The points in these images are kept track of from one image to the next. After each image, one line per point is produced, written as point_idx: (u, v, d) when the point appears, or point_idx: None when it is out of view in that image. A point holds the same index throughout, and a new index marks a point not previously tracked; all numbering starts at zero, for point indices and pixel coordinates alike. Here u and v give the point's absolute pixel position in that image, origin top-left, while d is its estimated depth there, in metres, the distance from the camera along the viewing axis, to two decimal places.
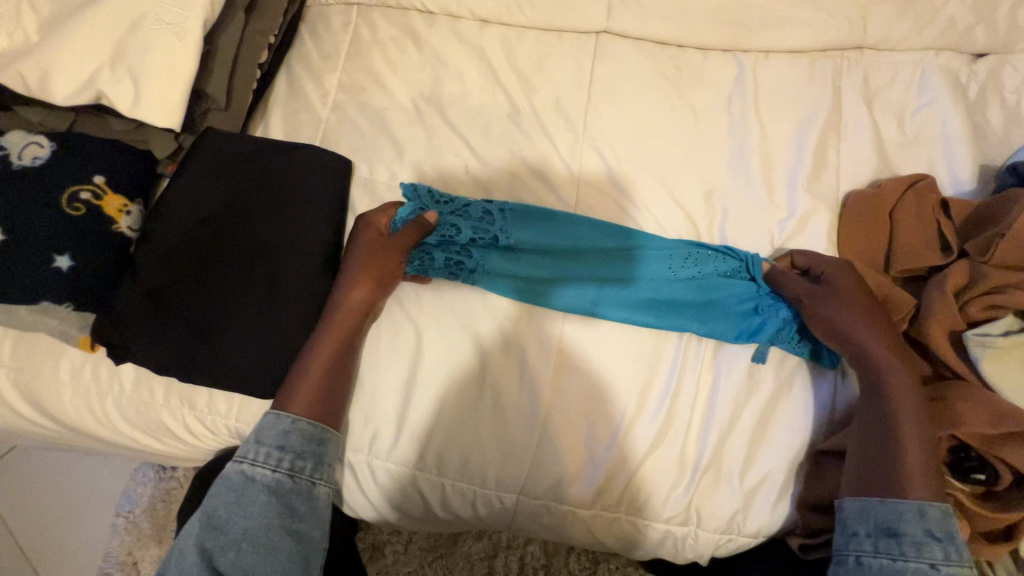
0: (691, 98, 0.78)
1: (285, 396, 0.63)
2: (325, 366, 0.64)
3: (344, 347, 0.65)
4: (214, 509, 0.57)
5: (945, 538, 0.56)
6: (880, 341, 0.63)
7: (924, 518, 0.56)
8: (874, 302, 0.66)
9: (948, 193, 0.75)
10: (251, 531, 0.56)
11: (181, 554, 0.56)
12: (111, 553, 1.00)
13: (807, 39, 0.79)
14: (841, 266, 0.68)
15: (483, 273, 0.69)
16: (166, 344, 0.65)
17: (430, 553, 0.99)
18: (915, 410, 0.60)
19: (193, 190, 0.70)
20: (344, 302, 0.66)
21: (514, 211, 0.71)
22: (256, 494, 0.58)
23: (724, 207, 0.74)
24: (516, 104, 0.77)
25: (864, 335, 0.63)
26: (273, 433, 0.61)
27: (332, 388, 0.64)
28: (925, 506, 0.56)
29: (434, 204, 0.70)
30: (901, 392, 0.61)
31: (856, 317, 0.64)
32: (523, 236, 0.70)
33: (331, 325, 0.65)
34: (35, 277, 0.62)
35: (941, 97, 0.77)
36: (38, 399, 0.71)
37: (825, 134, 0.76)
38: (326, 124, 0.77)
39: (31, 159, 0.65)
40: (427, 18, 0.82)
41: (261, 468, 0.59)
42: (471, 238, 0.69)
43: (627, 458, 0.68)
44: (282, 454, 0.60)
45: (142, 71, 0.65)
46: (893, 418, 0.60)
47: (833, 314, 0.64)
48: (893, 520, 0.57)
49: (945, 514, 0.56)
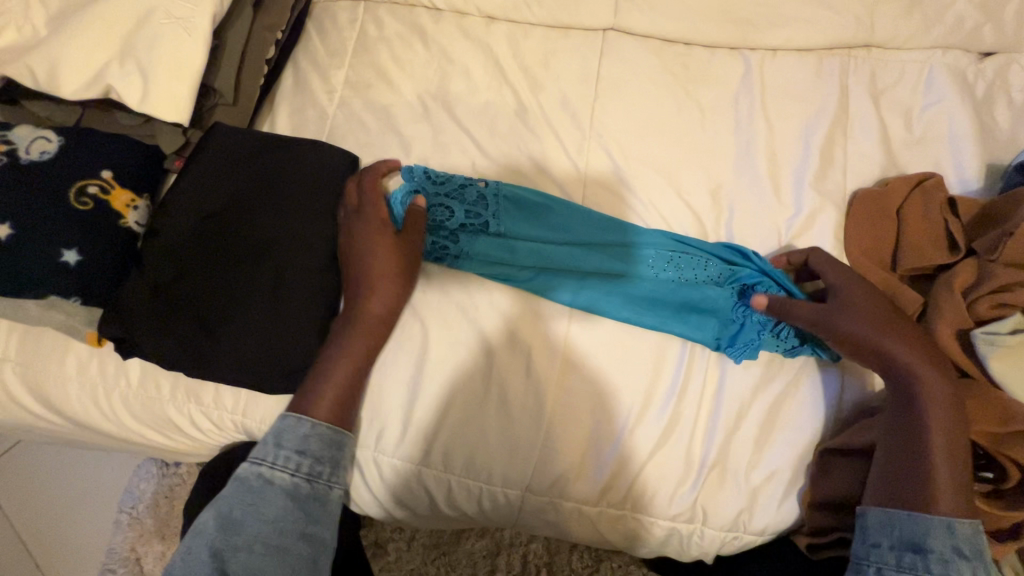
0: (698, 95, 0.78)
1: (306, 399, 0.63)
2: (348, 372, 0.64)
3: (362, 353, 0.65)
4: (227, 509, 0.56)
5: (974, 557, 0.54)
6: (903, 350, 0.61)
7: (953, 534, 0.55)
8: (892, 311, 0.64)
9: (955, 192, 0.75)
10: (266, 533, 0.56)
11: (189, 553, 0.54)
12: (114, 549, 1.00)
13: (815, 36, 0.79)
14: (853, 278, 0.66)
15: (467, 258, 0.69)
16: (173, 339, 0.65)
17: (433, 550, 0.99)
18: (946, 423, 0.58)
19: (200, 185, 0.69)
20: (363, 309, 0.66)
21: (510, 196, 0.71)
22: (274, 496, 0.57)
23: (730, 205, 0.74)
24: (523, 101, 0.77)
25: (893, 346, 0.61)
26: (294, 437, 0.60)
27: (353, 389, 0.64)
28: (954, 521, 0.55)
29: (428, 186, 0.69)
30: (927, 402, 0.59)
31: (873, 329, 0.62)
32: (512, 225, 0.70)
33: (350, 332, 0.65)
34: (42, 270, 0.62)
35: (949, 95, 0.77)
36: (43, 393, 0.71)
37: (832, 132, 0.76)
38: (333, 120, 0.77)
39: (39, 153, 0.66)
40: (434, 15, 0.82)
41: (279, 472, 0.59)
42: (461, 223, 0.69)
43: (633, 454, 0.68)
44: (302, 458, 0.60)
45: (151, 65, 0.65)
46: (924, 432, 0.58)
47: (847, 327, 0.63)
48: (919, 535, 0.55)
49: (975, 532, 0.55)
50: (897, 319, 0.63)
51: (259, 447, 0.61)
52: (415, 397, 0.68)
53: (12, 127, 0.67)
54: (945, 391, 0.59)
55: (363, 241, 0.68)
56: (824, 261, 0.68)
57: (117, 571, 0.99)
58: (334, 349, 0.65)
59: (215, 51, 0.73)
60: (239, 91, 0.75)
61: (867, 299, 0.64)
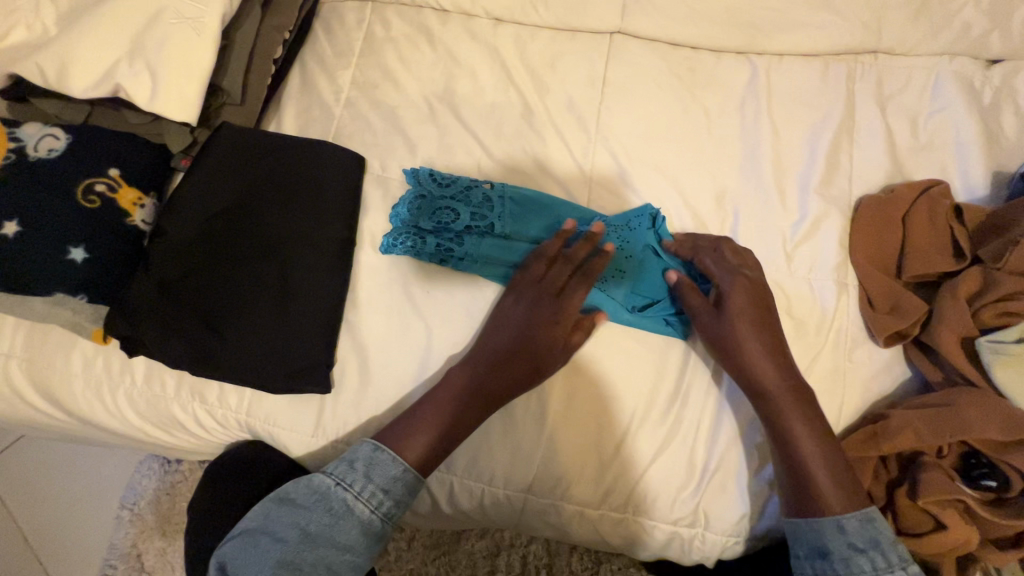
0: (703, 99, 0.78)
1: (396, 432, 0.62)
2: (433, 432, 0.62)
3: (452, 408, 0.63)
4: (306, 522, 0.56)
5: (870, 549, 0.57)
6: (766, 361, 0.64)
7: (844, 532, 0.58)
8: (768, 315, 0.66)
9: (960, 199, 0.75)
10: (329, 560, 0.55)
11: (261, 538, 0.56)
12: (116, 544, 1.01)
13: (822, 41, 0.79)
14: (735, 273, 0.67)
15: (472, 260, 0.69)
16: (180, 336, 0.66)
17: (433, 550, 1.00)
18: (808, 421, 0.62)
19: (208, 186, 0.70)
20: (474, 360, 0.65)
21: (515, 198, 0.71)
22: (349, 527, 0.57)
23: (735, 208, 0.74)
24: (528, 103, 0.77)
25: (749, 357, 0.64)
26: (384, 474, 0.60)
27: (446, 431, 0.63)
28: (842, 519, 0.58)
29: (434, 188, 0.70)
30: (794, 413, 0.63)
31: (734, 337, 0.65)
32: (517, 227, 0.70)
33: (450, 385, 0.64)
34: (51, 268, 0.62)
35: (955, 102, 0.77)
36: (48, 389, 0.71)
37: (839, 138, 0.76)
38: (339, 121, 0.77)
39: (47, 150, 0.66)
40: (441, 16, 0.82)
41: (362, 503, 0.58)
42: (467, 225, 0.69)
43: (635, 458, 0.67)
44: (385, 498, 0.59)
45: (161, 66, 0.65)
46: (793, 438, 0.62)
47: (725, 335, 0.65)
48: (820, 540, 0.59)
49: (866, 523, 0.58)
50: (767, 323, 0.65)
51: (349, 462, 0.60)
52: (416, 395, 0.68)
53: (21, 124, 0.67)
54: (803, 400, 0.63)
55: (515, 302, 0.67)
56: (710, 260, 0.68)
57: (119, 567, 1.00)
58: (428, 399, 0.64)
59: (224, 50, 0.74)
60: (247, 91, 0.75)
61: (746, 303, 0.65)
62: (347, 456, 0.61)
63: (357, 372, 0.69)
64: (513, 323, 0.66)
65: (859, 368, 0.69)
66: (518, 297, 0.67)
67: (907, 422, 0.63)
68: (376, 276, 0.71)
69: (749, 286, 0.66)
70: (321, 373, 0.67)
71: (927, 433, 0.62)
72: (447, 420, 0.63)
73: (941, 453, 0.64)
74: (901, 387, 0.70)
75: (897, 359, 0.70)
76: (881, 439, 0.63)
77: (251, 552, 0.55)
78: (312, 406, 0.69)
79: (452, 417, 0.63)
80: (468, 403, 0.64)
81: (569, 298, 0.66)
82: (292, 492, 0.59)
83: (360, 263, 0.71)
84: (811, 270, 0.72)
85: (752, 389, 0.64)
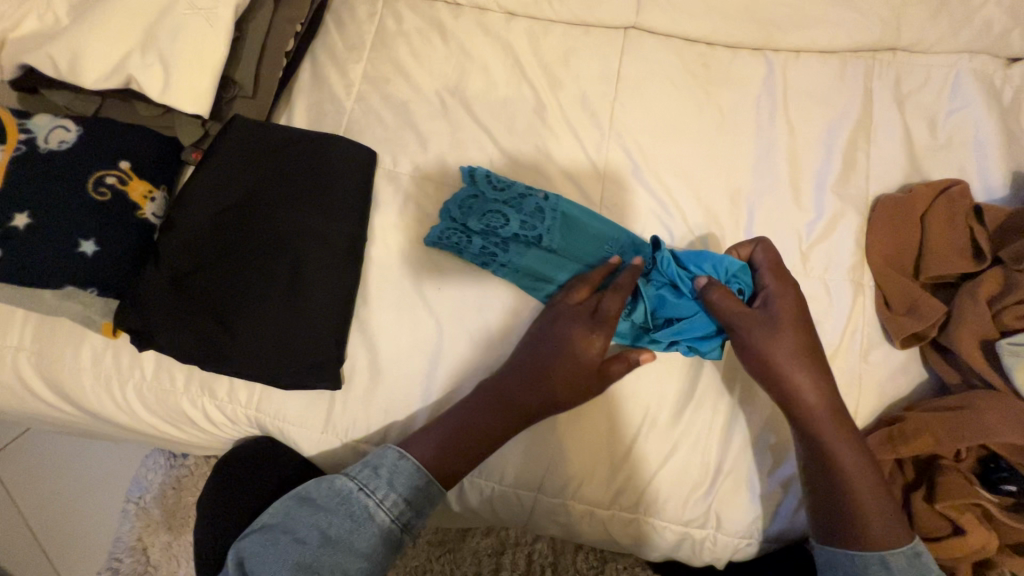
0: (717, 97, 0.77)
1: (414, 439, 0.62)
2: (446, 432, 0.62)
3: (467, 413, 0.62)
4: (327, 526, 0.56)
5: None
6: (808, 380, 0.62)
7: (888, 569, 0.59)
8: (809, 330, 0.64)
9: (979, 200, 0.74)
10: (346, 567, 0.55)
11: (279, 538, 0.56)
12: (121, 538, 1.01)
13: (840, 38, 0.78)
14: (786, 284, 0.64)
15: (512, 269, 0.67)
16: (190, 331, 0.65)
17: (438, 547, 0.99)
18: (849, 443, 0.61)
19: (219, 182, 0.69)
20: (507, 380, 0.63)
21: (568, 215, 0.68)
22: (370, 535, 0.57)
23: (750, 207, 0.73)
24: (541, 98, 0.76)
25: (790, 376, 0.62)
26: (407, 483, 0.59)
27: (456, 434, 0.62)
28: (887, 556, 0.59)
29: (489, 190, 0.68)
30: (836, 436, 0.61)
31: (783, 357, 0.62)
32: (566, 244, 0.67)
33: (484, 405, 0.63)
34: (61, 260, 0.62)
35: (974, 101, 0.76)
36: (57, 382, 0.71)
37: (855, 136, 0.75)
38: (350, 115, 0.76)
39: (58, 143, 0.65)
40: (453, 10, 0.81)
41: (384, 511, 0.58)
42: (515, 233, 0.66)
43: (647, 458, 0.67)
44: (406, 508, 0.59)
45: (173, 57, 0.65)
46: (836, 463, 0.61)
47: (770, 352, 0.62)
48: (860, 573, 0.60)
49: (912, 559, 0.59)
50: (809, 337, 0.63)
51: (373, 471, 0.60)
52: (422, 416, 0.67)
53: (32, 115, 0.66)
54: (845, 423, 0.62)
55: (556, 322, 0.64)
56: (764, 262, 0.65)
57: (124, 560, 1.00)
58: (449, 411, 0.63)
59: (235, 43, 0.73)
60: (259, 85, 0.75)
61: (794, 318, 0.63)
62: (372, 461, 0.60)
63: (367, 369, 0.68)
64: (545, 344, 0.64)
65: (875, 370, 0.69)
66: (554, 319, 0.64)
67: (924, 424, 0.62)
68: (387, 271, 0.70)
69: (795, 299, 0.64)
70: (332, 370, 0.66)
71: (945, 436, 0.61)
72: (457, 426, 0.62)
73: (959, 456, 0.63)
74: (917, 389, 0.69)
75: (913, 360, 0.69)
76: (899, 442, 0.63)
77: (270, 552, 0.55)
78: (322, 402, 0.68)
79: (470, 422, 0.62)
80: (491, 415, 0.63)
81: (608, 320, 0.63)
82: (314, 493, 0.59)
83: (372, 259, 0.71)
84: (827, 270, 0.71)
85: (791, 409, 0.62)
